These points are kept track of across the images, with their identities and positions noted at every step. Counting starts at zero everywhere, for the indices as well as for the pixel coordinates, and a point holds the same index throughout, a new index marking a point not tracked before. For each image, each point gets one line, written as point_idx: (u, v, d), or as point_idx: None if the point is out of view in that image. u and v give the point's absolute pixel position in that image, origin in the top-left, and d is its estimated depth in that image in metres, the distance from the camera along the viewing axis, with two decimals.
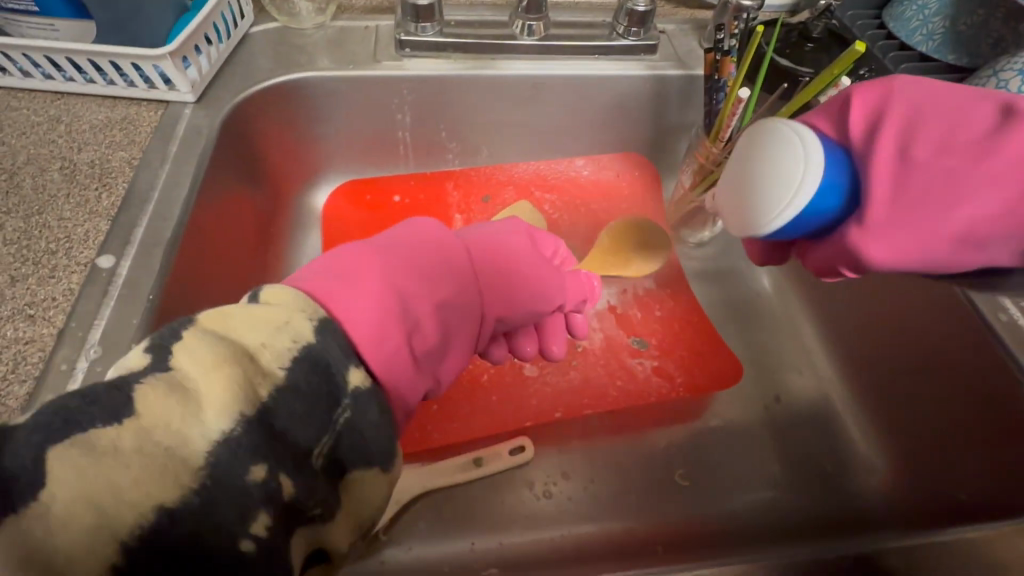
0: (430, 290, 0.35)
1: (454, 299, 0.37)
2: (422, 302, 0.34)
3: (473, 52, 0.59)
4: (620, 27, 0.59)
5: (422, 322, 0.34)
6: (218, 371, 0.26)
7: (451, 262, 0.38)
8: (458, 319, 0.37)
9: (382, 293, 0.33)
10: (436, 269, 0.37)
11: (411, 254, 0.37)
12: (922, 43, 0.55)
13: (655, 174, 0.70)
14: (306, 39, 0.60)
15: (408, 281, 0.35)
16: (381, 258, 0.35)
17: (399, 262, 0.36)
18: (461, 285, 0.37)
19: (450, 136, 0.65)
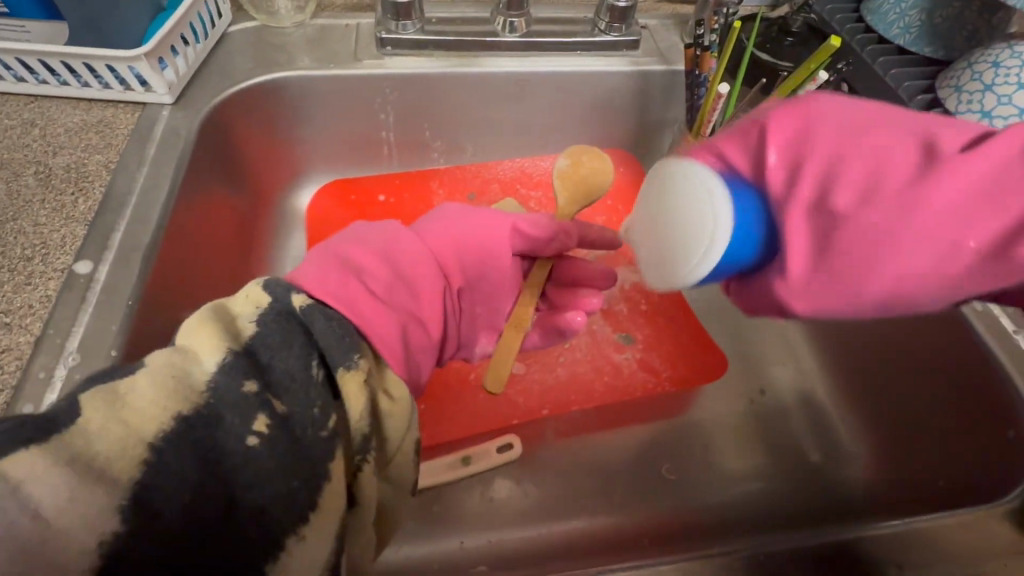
0: (393, 272, 0.38)
1: (417, 271, 0.39)
2: (388, 284, 0.37)
3: (456, 50, 0.59)
4: (601, 22, 0.60)
5: (394, 300, 0.37)
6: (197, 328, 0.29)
7: (407, 243, 0.41)
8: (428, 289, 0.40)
9: (351, 283, 0.35)
10: (395, 252, 0.39)
11: (369, 246, 0.39)
12: (899, 36, 0.55)
13: (641, 170, 0.70)
14: (286, 37, 0.59)
15: (371, 268, 0.37)
16: (341, 254, 0.38)
17: (358, 254, 0.38)
18: (400, 240, 0.41)
19: (435, 134, 0.64)
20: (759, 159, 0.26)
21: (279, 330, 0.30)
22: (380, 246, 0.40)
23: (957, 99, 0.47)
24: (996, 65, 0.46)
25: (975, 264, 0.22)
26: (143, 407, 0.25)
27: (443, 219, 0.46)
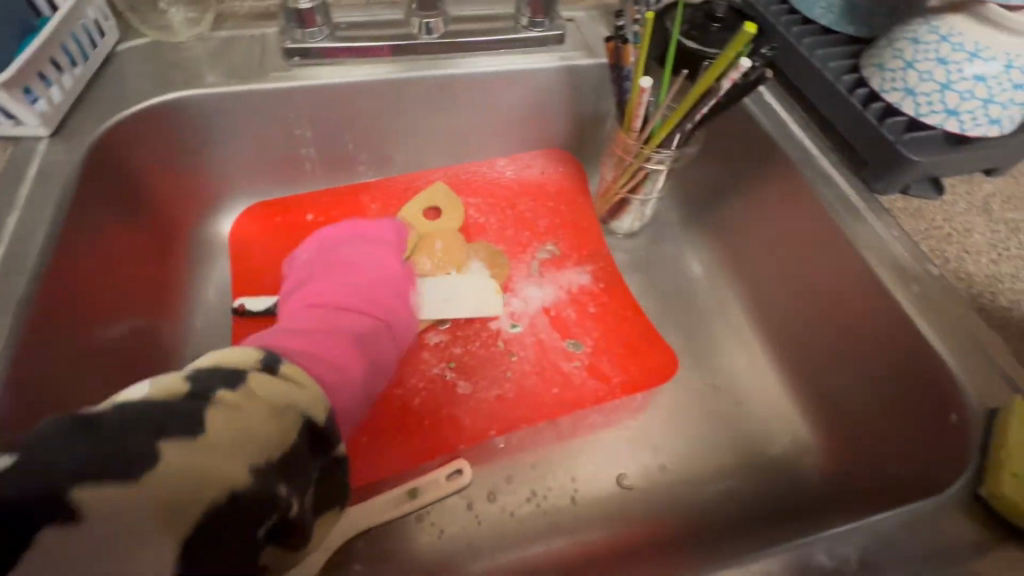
0: (335, 343, 0.44)
1: (376, 317, 0.49)
2: (339, 354, 0.43)
3: (370, 56, 0.55)
4: (524, 17, 0.57)
5: (347, 368, 0.44)
6: (261, 395, 0.33)
7: (369, 282, 0.51)
8: (369, 348, 0.47)
9: (304, 364, 0.41)
10: (363, 291, 0.50)
11: (308, 320, 0.46)
12: (823, 17, 0.54)
13: (580, 168, 0.69)
14: (185, 53, 0.54)
15: (318, 343, 0.43)
16: (284, 335, 0.43)
17: (300, 329, 0.44)
18: (379, 344, 0.48)
19: (359, 147, 0.61)
20: None
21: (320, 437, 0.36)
22: (316, 318, 0.46)
23: (882, 78, 0.48)
24: (914, 41, 0.45)
25: None
26: (206, 471, 0.28)
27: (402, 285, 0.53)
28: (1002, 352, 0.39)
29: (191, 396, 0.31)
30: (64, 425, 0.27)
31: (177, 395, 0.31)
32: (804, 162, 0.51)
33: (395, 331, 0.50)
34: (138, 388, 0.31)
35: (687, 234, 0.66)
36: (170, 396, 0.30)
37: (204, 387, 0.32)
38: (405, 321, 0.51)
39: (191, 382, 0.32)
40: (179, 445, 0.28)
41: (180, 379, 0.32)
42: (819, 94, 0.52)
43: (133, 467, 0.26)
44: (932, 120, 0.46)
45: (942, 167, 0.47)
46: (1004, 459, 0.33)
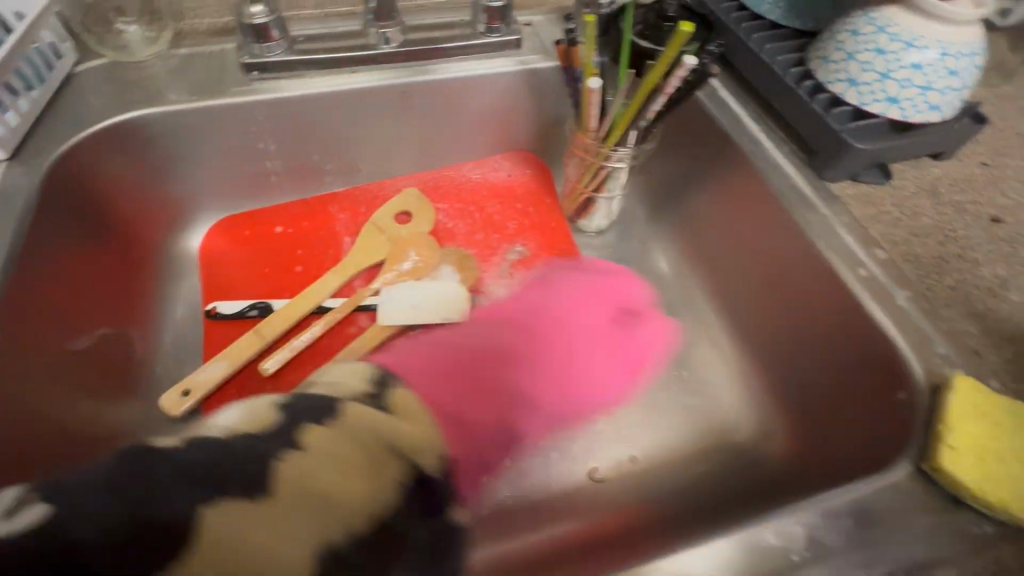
0: (469, 375, 0.48)
1: (544, 351, 0.52)
2: (466, 386, 0.47)
3: (329, 68, 0.56)
4: (480, 24, 0.59)
5: (476, 406, 0.46)
6: (353, 439, 0.30)
7: (542, 311, 0.54)
8: (510, 383, 0.50)
9: (432, 390, 0.45)
10: (529, 325, 0.54)
11: (462, 345, 0.51)
12: (771, 12, 0.56)
13: (546, 169, 0.70)
14: (145, 71, 0.55)
15: (462, 369, 0.48)
16: (444, 356, 0.50)
17: (433, 353, 0.50)
18: (500, 392, 0.49)
19: (325, 158, 0.62)
20: None
21: (423, 499, 0.31)
22: (463, 346, 0.51)
23: (826, 70, 0.49)
24: (854, 33, 0.47)
25: None
26: (279, 537, 0.24)
27: (571, 329, 0.54)
28: (946, 330, 0.41)
29: (271, 433, 0.29)
30: (124, 466, 0.25)
31: (259, 429, 0.30)
32: (756, 154, 0.52)
33: (563, 367, 0.52)
34: (237, 418, 0.31)
35: (654, 230, 0.67)
36: (247, 431, 0.29)
37: (291, 427, 0.30)
38: (573, 352, 0.53)
39: (279, 415, 0.31)
40: (251, 506, 0.25)
41: (267, 411, 0.31)
42: (769, 88, 0.53)
43: (173, 537, 0.23)
44: (874, 109, 0.47)
45: (885, 154, 0.49)
46: (945, 432, 0.34)
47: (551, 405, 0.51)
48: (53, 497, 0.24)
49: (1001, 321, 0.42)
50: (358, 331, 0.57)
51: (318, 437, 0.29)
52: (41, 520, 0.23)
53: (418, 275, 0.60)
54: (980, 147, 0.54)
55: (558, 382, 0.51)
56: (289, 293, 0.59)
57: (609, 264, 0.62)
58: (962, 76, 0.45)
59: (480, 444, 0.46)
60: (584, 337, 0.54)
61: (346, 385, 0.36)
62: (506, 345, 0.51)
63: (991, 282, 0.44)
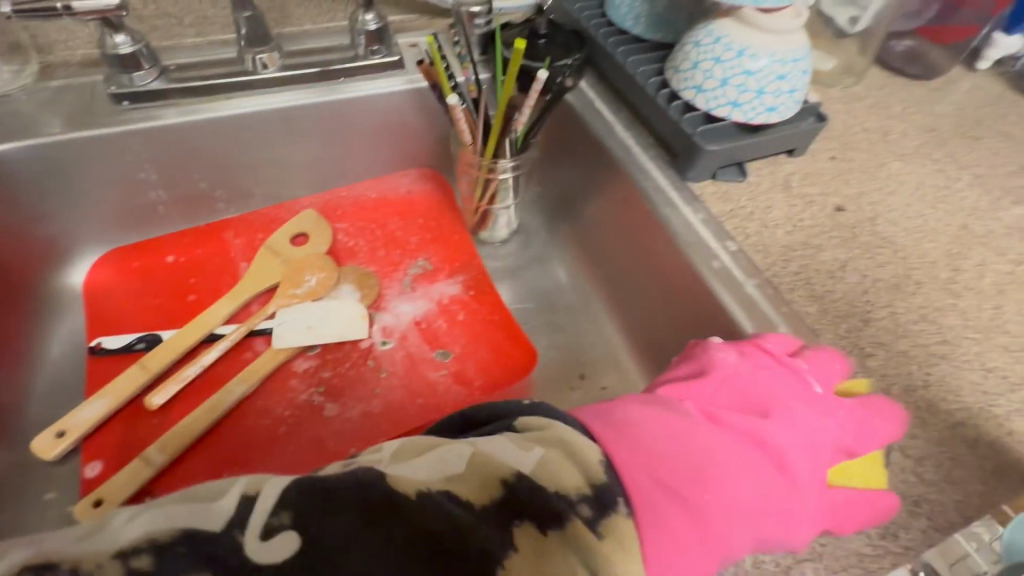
0: (670, 486, 0.31)
1: (764, 460, 0.34)
2: (662, 494, 0.31)
3: (205, 94, 0.56)
4: (361, 47, 0.60)
5: (665, 535, 0.30)
6: (562, 553, 0.27)
7: (780, 426, 0.35)
8: (718, 500, 0.32)
9: (642, 492, 0.30)
10: (801, 436, 0.35)
11: (705, 441, 0.34)
12: (634, 27, 0.59)
13: (445, 183, 0.71)
14: (10, 105, 0.53)
15: (663, 471, 0.32)
16: (645, 451, 0.32)
17: (664, 448, 0.33)
18: (699, 521, 0.31)
19: (214, 185, 0.61)
20: None
21: None
22: (679, 433, 0.34)
23: (678, 79, 0.53)
24: (695, 45, 0.51)
25: None
26: None
27: (794, 453, 0.34)
28: (787, 313, 0.44)
29: (494, 513, 0.28)
30: (358, 511, 0.27)
31: (480, 502, 0.29)
32: (626, 160, 0.56)
33: (769, 492, 0.33)
34: (457, 468, 0.30)
35: (553, 238, 0.69)
36: (467, 501, 0.29)
37: (505, 519, 0.28)
38: (823, 509, 0.34)
39: (502, 491, 0.29)
40: None
41: (495, 480, 0.29)
42: (637, 98, 0.56)
43: None
44: (720, 113, 0.51)
45: (737, 153, 0.52)
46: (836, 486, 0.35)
47: (780, 548, 0.33)
48: (305, 530, 0.26)
49: (838, 301, 0.46)
50: (253, 356, 0.57)
51: (526, 544, 0.28)
52: (292, 552, 0.25)
53: (321, 291, 0.60)
54: (830, 143, 0.59)
55: (779, 512, 0.33)
56: (181, 323, 0.58)
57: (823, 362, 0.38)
58: (791, 79, 0.49)
59: None
60: (816, 467, 0.34)
61: (586, 463, 0.30)
62: (753, 452, 0.34)
63: (831, 266, 0.48)
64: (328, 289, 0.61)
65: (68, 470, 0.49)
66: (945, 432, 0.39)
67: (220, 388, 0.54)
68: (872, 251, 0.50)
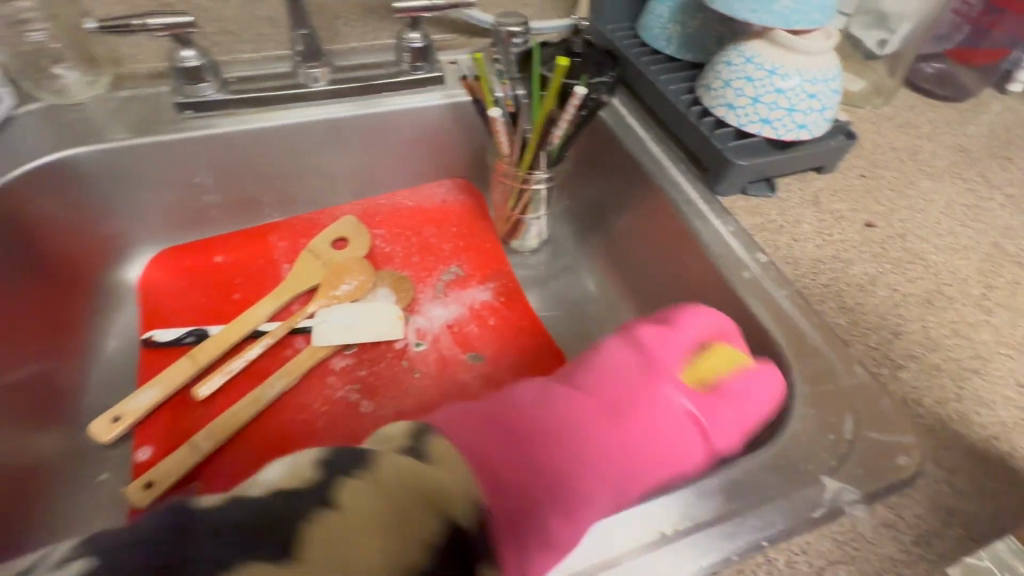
0: (527, 466, 0.35)
1: (590, 410, 0.38)
2: (516, 471, 0.34)
3: (261, 105, 0.60)
4: (405, 63, 0.64)
5: (511, 482, 0.34)
6: (382, 484, 0.29)
7: (614, 394, 0.39)
8: (556, 446, 0.36)
9: (478, 451, 0.35)
10: (635, 398, 0.39)
11: (553, 419, 0.37)
12: (665, 47, 0.62)
13: (477, 194, 0.74)
14: (83, 113, 0.58)
15: (514, 453, 0.35)
16: (494, 440, 0.36)
17: (490, 423, 0.37)
18: (544, 466, 0.35)
19: (263, 190, 0.65)
20: None
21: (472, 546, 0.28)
22: (518, 416, 0.37)
23: (710, 97, 0.55)
24: (728, 64, 0.53)
25: None
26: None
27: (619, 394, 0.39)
28: (817, 323, 0.45)
29: (305, 485, 0.30)
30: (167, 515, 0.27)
31: (297, 480, 0.30)
32: (657, 173, 0.58)
33: (628, 447, 0.37)
34: (275, 473, 0.31)
35: (581, 248, 0.71)
36: (286, 483, 0.30)
37: (308, 487, 0.29)
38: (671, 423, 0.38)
39: (314, 470, 0.30)
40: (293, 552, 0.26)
41: (301, 470, 0.31)
42: (668, 114, 0.58)
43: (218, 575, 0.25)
44: (751, 129, 0.53)
45: (767, 168, 0.54)
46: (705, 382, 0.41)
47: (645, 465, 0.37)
48: (96, 550, 0.26)
49: (869, 313, 0.46)
50: (294, 353, 0.59)
51: (356, 488, 0.29)
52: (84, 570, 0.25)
53: (361, 293, 0.63)
54: (859, 161, 0.60)
55: (632, 444, 0.37)
56: (226, 320, 0.61)
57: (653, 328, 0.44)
58: (821, 98, 0.51)
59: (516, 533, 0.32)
60: (655, 404, 0.39)
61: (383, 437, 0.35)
62: (593, 422, 0.38)
63: (862, 280, 0.49)
64: (365, 292, 0.63)
65: (120, 454, 0.52)
66: (977, 442, 0.39)
67: (263, 382, 0.56)
68: (903, 266, 0.50)
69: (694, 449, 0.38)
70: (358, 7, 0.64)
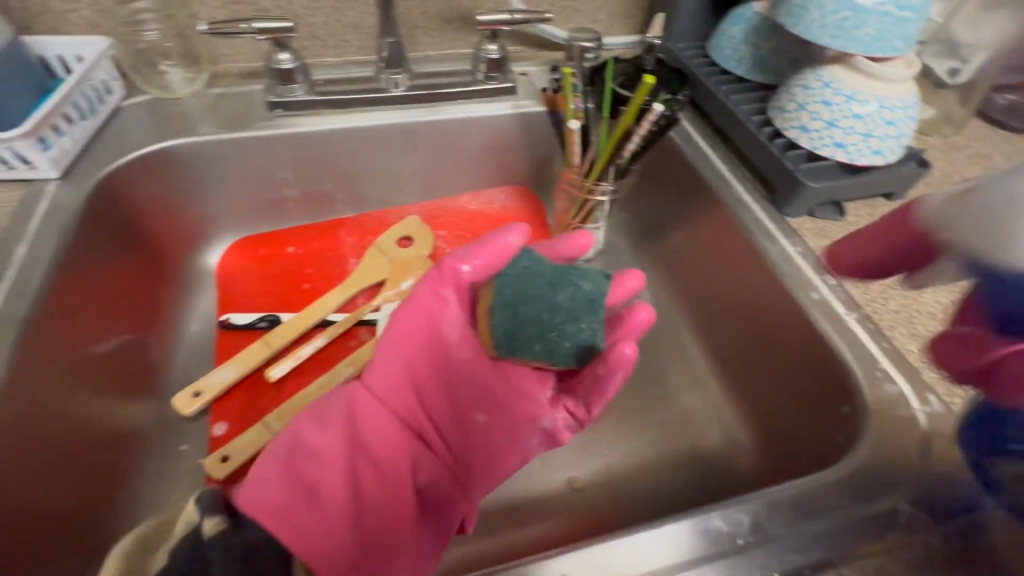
0: (349, 487, 0.42)
1: (387, 433, 0.45)
2: (342, 505, 0.42)
3: (345, 107, 0.63)
4: (480, 73, 0.66)
5: (360, 508, 0.42)
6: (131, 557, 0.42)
7: (379, 403, 0.45)
8: (378, 472, 0.43)
9: (318, 488, 0.42)
10: (391, 396, 0.46)
11: (306, 445, 0.44)
12: (736, 68, 0.63)
13: (538, 202, 0.76)
14: (181, 108, 0.62)
15: (326, 487, 0.42)
16: (312, 475, 0.42)
17: (311, 456, 0.43)
18: (382, 487, 0.43)
19: (337, 187, 0.68)
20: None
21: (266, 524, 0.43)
22: (285, 455, 0.43)
23: (782, 119, 0.55)
24: (804, 87, 0.53)
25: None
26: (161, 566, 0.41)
27: (377, 422, 0.45)
28: (888, 349, 0.45)
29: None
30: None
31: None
32: (724, 191, 0.58)
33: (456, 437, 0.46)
34: None
35: (638, 260, 0.71)
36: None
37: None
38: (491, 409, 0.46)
39: None
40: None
41: None
42: (737, 134, 0.59)
43: None
44: (823, 153, 0.53)
45: (837, 192, 0.54)
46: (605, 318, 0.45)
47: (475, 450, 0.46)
48: None
49: None
50: (359, 344, 0.62)
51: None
52: None
53: None
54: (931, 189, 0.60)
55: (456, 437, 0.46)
56: (296, 308, 0.64)
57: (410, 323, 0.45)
58: (898, 125, 0.51)
59: (371, 548, 0.41)
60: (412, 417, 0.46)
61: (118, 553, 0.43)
62: (403, 415, 0.46)
63: (934, 308, 0.49)
64: None
65: (198, 428, 0.55)
66: None
67: (330, 369, 0.59)
68: None
69: (613, 385, 0.44)
70: (437, 18, 0.67)
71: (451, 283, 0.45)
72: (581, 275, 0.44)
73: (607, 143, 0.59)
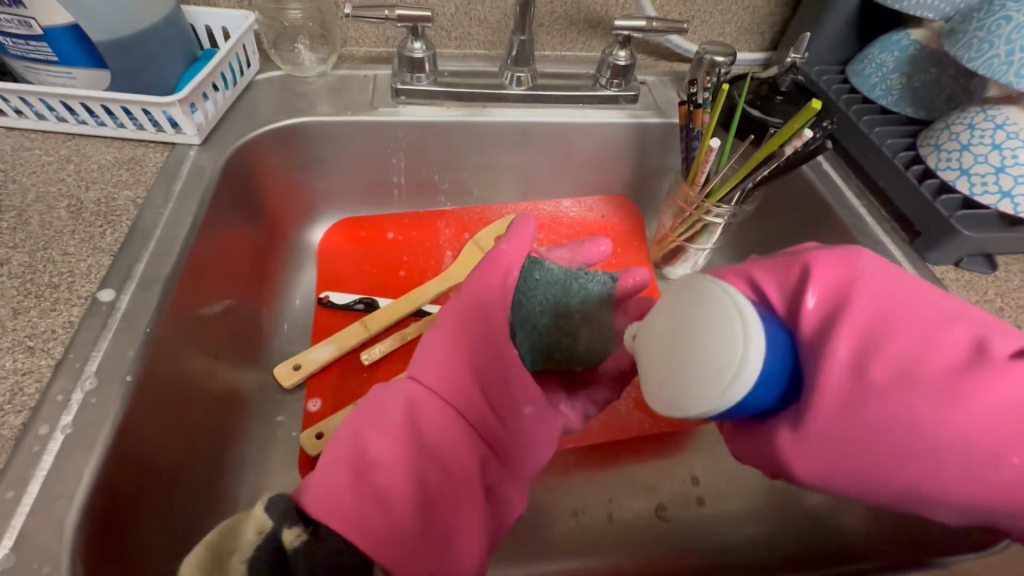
0: (417, 490, 0.37)
1: (450, 424, 0.41)
2: (412, 503, 0.37)
3: (465, 100, 0.63)
4: (603, 78, 0.64)
5: (429, 507, 0.37)
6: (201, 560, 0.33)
7: (439, 398, 0.41)
8: (445, 464, 0.39)
9: (383, 485, 0.37)
10: (448, 391, 0.42)
11: (367, 449, 0.38)
12: (882, 97, 0.59)
13: (638, 215, 0.74)
14: (308, 86, 0.63)
15: (394, 488, 0.37)
16: (379, 478, 0.37)
17: (374, 455, 0.38)
18: (450, 481, 0.39)
19: (443, 178, 0.68)
20: (821, 453, 0.32)
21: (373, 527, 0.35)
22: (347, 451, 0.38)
23: (938, 158, 0.51)
24: (971, 126, 0.49)
25: (863, 443, 0.31)
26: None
27: (437, 412, 0.41)
28: None
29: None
30: None
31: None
32: (859, 229, 0.54)
33: (508, 433, 0.43)
34: None
35: None
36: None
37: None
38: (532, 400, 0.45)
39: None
40: None
41: None
42: (878, 171, 0.55)
43: None
44: (984, 201, 0.48)
45: (992, 245, 0.50)
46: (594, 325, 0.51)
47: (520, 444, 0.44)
48: None
49: None
50: None
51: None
52: None
53: None
54: None
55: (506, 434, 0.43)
56: (390, 294, 0.65)
57: (456, 311, 0.45)
58: None
59: (443, 546, 0.37)
60: (474, 409, 0.42)
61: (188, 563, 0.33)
62: (461, 407, 0.42)
63: None
64: None
65: (295, 402, 0.57)
66: None
67: None
68: None
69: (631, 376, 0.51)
70: (563, 19, 0.65)
71: (486, 276, 0.47)
72: (588, 278, 0.53)
73: (744, 167, 0.55)
